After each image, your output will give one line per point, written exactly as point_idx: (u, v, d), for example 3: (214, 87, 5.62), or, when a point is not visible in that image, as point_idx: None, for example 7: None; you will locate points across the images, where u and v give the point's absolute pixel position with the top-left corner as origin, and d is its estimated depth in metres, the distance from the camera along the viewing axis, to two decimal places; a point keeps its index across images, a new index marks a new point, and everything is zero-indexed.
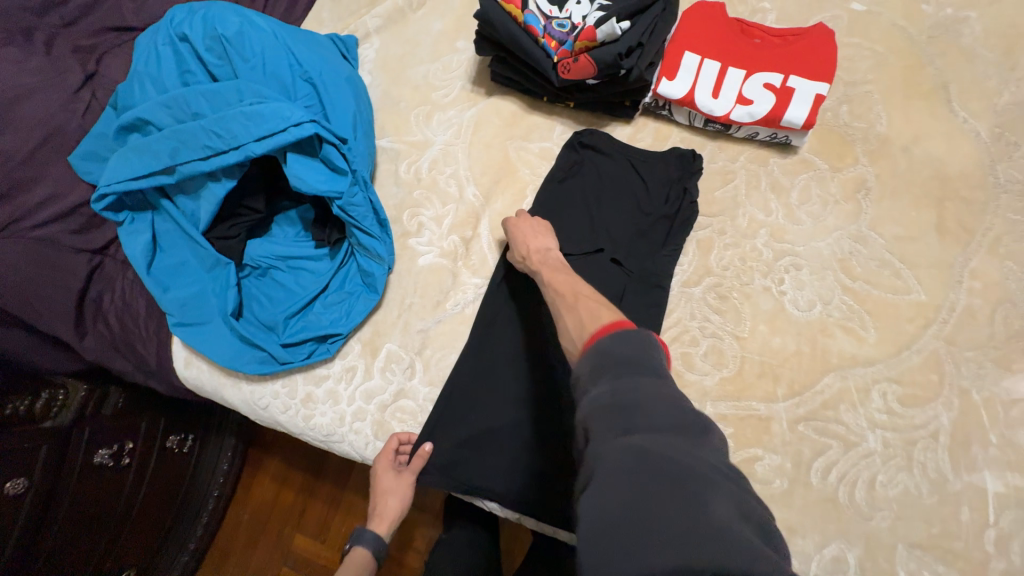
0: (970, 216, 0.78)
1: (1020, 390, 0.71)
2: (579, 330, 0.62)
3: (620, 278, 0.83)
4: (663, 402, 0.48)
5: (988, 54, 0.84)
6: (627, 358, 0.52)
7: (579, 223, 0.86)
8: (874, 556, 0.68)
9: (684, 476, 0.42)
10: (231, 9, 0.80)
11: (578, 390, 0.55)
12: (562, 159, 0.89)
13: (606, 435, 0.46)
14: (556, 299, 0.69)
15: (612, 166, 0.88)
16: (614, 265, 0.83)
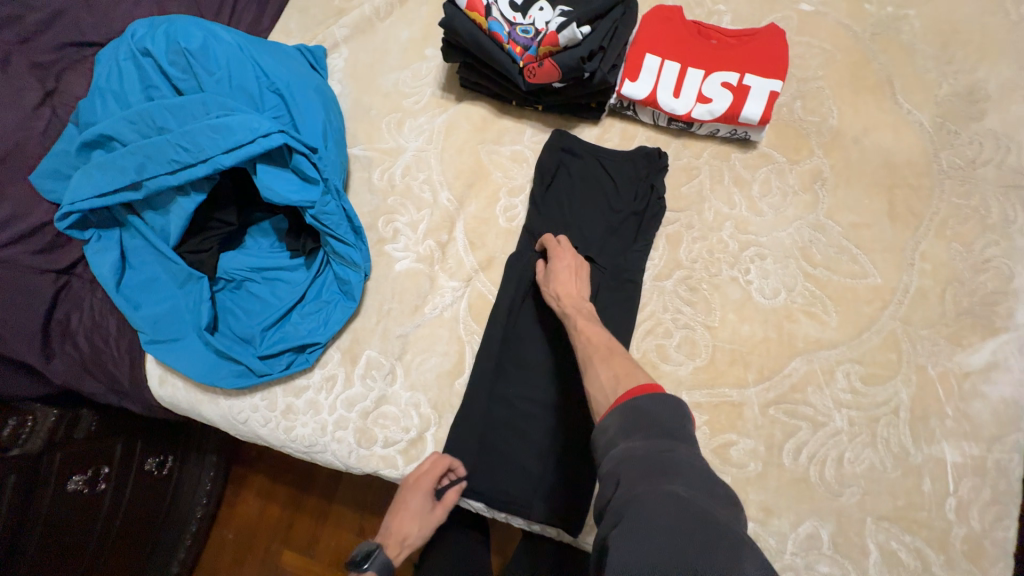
0: (918, 202, 0.83)
1: (971, 363, 0.75)
2: (608, 380, 0.65)
3: (594, 275, 0.85)
4: (696, 466, 0.50)
5: (926, 49, 0.90)
6: (659, 416, 0.55)
7: (553, 223, 0.89)
8: (846, 531, 0.71)
9: (719, 535, 0.43)
10: (194, 22, 0.80)
11: (607, 446, 0.57)
12: (543, 160, 0.90)
13: (641, 491, 0.48)
14: (588, 349, 0.70)
15: (583, 166, 0.91)
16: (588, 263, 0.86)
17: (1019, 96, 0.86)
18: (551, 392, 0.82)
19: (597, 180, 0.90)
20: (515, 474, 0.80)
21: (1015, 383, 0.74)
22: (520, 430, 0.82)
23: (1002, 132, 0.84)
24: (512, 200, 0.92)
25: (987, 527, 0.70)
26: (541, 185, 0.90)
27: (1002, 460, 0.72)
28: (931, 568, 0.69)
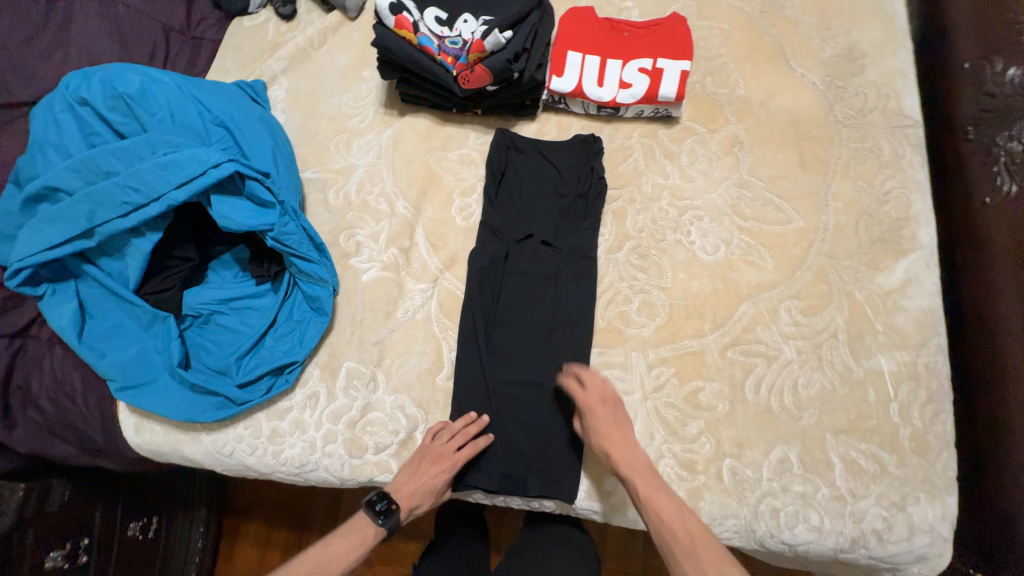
0: (823, 150, 0.94)
1: (890, 283, 0.85)
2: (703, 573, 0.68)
3: (551, 257, 0.91)
4: None
5: (808, 19, 1.02)
6: None
7: (508, 215, 0.94)
8: (811, 450, 0.78)
9: None
10: (129, 67, 0.82)
11: None
12: (491, 158, 0.96)
13: None
14: (665, 535, 0.70)
15: (528, 158, 0.97)
16: (545, 247, 0.92)
17: (890, 50, 0.98)
18: (530, 370, 0.86)
19: (543, 171, 0.96)
20: (506, 455, 0.83)
21: (929, 294, 0.84)
22: (505, 413, 0.85)
23: (881, 82, 0.97)
24: (466, 200, 0.97)
25: (928, 423, 0.79)
26: (492, 181, 0.95)
27: (930, 362, 0.81)
28: (887, 469, 0.77)
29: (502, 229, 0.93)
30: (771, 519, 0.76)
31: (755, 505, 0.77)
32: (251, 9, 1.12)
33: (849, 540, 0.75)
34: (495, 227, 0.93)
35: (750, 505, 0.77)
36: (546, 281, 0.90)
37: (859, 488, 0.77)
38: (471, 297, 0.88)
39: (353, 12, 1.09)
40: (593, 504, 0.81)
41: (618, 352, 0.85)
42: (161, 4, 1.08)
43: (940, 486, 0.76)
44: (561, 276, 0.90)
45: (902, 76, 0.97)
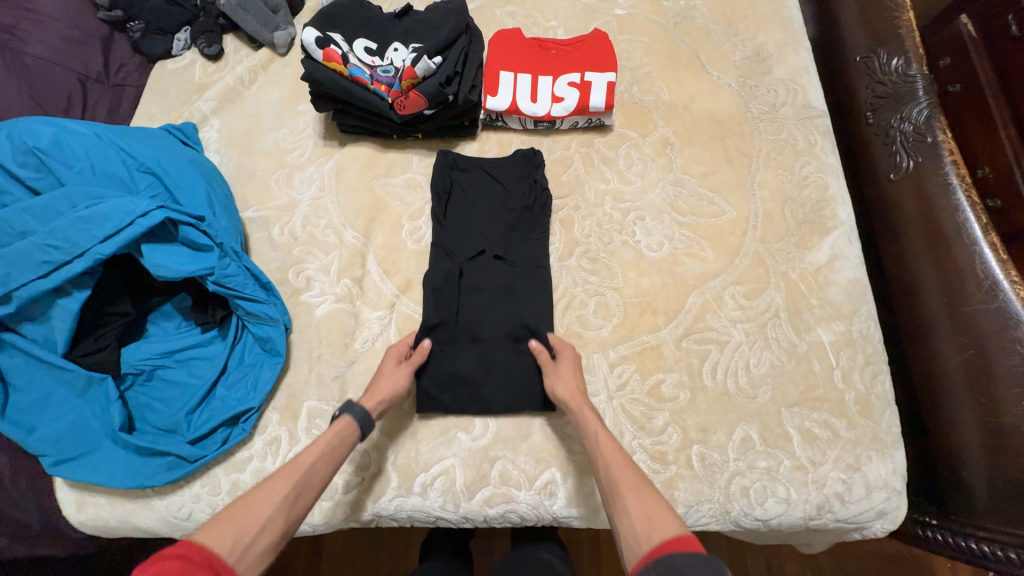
0: (745, 144, 1.01)
1: (819, 260, 0.92)
2: (640, 521, 0.61)
3: (505, 271, 0.93)
4: None
5: (717, 27, 1.11)
6: None
7: (458, 234, 0.95)
8: (770, 425, 0.82)
9: None
10: (39, 120, 0.77)
11: None
12: (436, 178, 0.97)
13: None
14: None
15: (475, 174, 0.99)
16: (498, 261, 0.93)
17: (792, 50, 1.08)
18: (496, 385, 0.85)
19: (489, 185, 0.98)
20: (480, 474, 0.82)
21: (854, 266, 0.91)
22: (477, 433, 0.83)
23: (788, 79, 1.06)
24: (415, 223, 0.97)
25: (868, 385, 0.85)
26: (439, 202, 0.96)
27: (863, 328, 0.88)
28: (839, 433, 0.82)
29: (454, 248, 0.94)
30: (743, 499, 0.79)
31: (727, 487, 0.80)
32: (174, 51, 1.11)
33: (815, 506, 0.79)
34: (447, 247, 0.94)
35: (722, 488, 0.80)
36: (503, 294, 0.91)
37: (817, 455, 0.81)
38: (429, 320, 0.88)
39: (282, 49, 1.09)
40: (575, 510, 0.81)
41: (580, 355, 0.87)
42: (74, 51, 1.03)
43: (888, 442, 0.82)
44: (517, 288, 0.91)
45: (806, 71, 1.06)
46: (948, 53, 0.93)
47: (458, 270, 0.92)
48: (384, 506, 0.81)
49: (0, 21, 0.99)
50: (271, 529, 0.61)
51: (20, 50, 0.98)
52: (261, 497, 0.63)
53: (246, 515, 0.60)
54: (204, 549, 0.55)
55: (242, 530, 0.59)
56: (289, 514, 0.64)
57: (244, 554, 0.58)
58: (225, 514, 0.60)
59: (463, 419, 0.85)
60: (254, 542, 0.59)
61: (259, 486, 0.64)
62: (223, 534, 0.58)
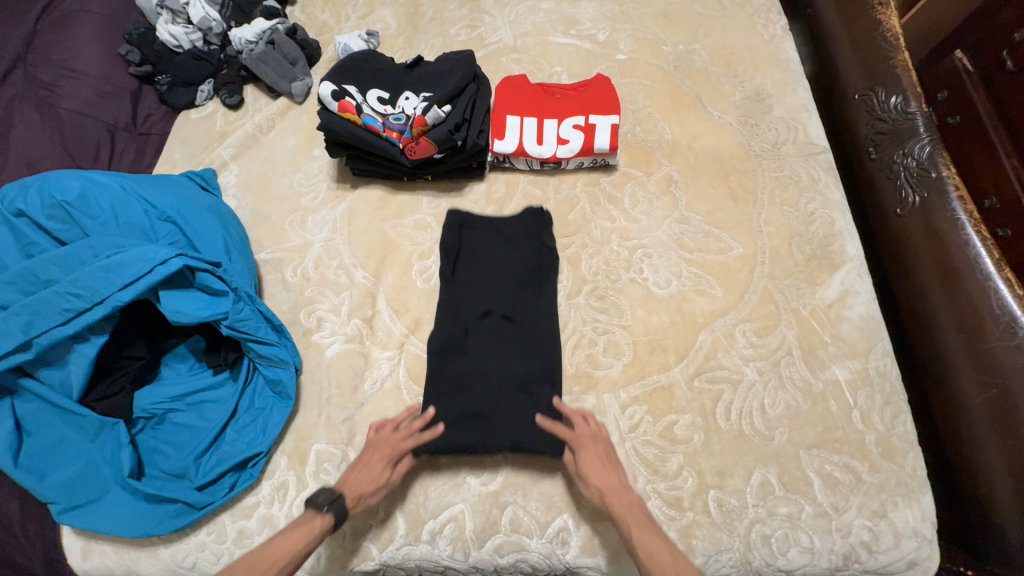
0: (749, 181, 1.02)
1: (829, 296, 0.91)
2: None
3: (513, 333, 0.92)
4: None
5: (716, 69, 1.14)
6: None
7: (466, 292, 0.96)
8: (789, 469, 0.80)
9: None
10: (68, 174, 0.80)
11: None
12: (446, 238, 0.99)
13: None
14: None
15: (485, 233, 1.00)
16: (506, 321, 0.93)
17: (791, 89, 1.11)
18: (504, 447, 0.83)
19: (499, 242, 1.00)
20: (491, 521, 0.80)
21: (866, 302, 0.90)
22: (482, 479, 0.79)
23: (788, 118, 1.08)
24: (424, 262, 0.99)
25: (889, 426, 0.82)
26: (447, 262, 0.97)
27: (880, 366, 0.86)
28: (861, 478, 0.79)
29: (462, 306, 0.94)
30: (764, 547, 0.76)
31: (747, 535, 0.77)
32: (197, 101, 1.17)
33: (841, 557, 0.75)
34: (455, 305, 0.94)
35: (742, 536, 0.76)
36: (512, 353, 0.90)
37: (840, 501, 0.78)
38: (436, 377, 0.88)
39: (299, 97, 1.14)
40: (588, 558, 0.78)
41: (591, 396, 0.86)
42: (105, 104, 1.09)
43: (914, 487, 0.79)
44: (526, 348, 0.91)
45: (805, 110, 1.09)
46: (945, 87, 0.96)
47: (465, 330, 0.92)
48: (391, 556, 0.79)
49: (39, 78, 1.06)
50: None
51: (56, 105, 1.05)
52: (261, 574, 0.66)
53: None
54: None
55: None
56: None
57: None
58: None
59: (472, 462, 0.84)
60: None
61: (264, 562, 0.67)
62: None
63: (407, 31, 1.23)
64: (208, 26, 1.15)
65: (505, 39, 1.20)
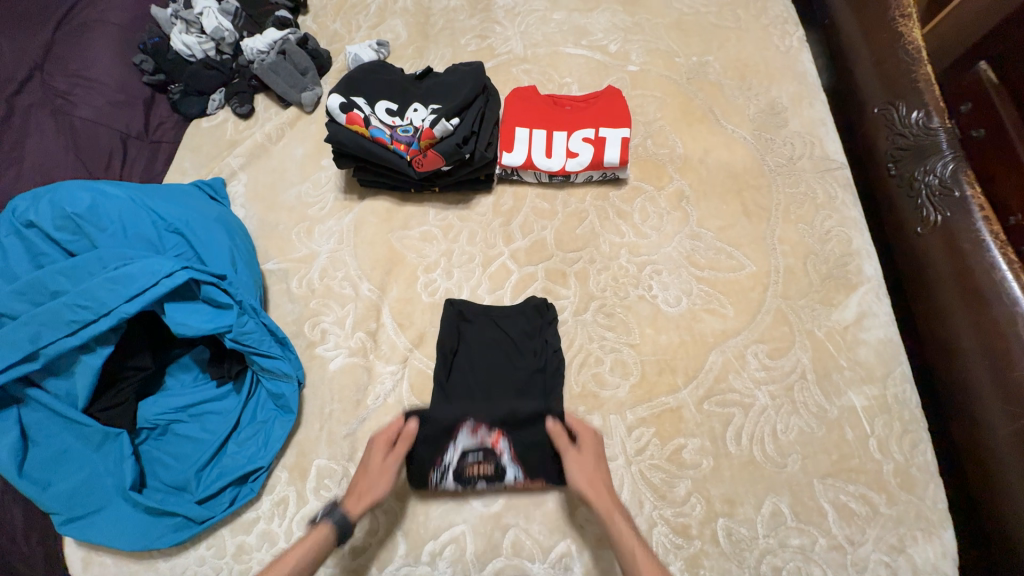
0: (763, 197, 1.00)
1: (846, 317, 0.88)
2: None
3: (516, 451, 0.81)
4: None
5: (730, 82, 1.12)
6: None
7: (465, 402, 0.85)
8: (802, 499, 0.77)
9: None
10: (78, 185, 0.81)
11: None
12: (443, 332, 0.91)
13: None
14: None
15: (483, 322, 0.92)
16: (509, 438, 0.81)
17: (807, 103, 1.08)
18: (492, 480, 0.80)
19: (499, 333, 0.91)
20: (492, 544, 0.78)
21: (885, 325, 0.87)
22: (484, 437, 0.81)
23: (804, 132, 1.05)
24: (430, 275, 0.98)
25: (909, 456, 0.79)
26: (443, 363, 0.88)
27: (898, 392, 0.83)
28: (878, 510, 0.76)
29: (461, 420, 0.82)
30: None
31: (756, 567, 0.74)
32: (209, 111, 1.18)
33: None
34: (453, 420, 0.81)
35: (752, 568, 0.74)
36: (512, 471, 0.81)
37: (855, 534, 0.75)
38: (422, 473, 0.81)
39: (308, 107, 1.14)
40: None
41: (596, 415, 0.84)
42: (118, 113, 1.10)
43: (934, 521, 0.75)
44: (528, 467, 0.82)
45: (822, 124, 1.06)
46: (968, 98, 0.91)
47: (457, 440, 0.81)
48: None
49: (55, 87, 1.08)
50: None
51: (71, 113, 1.06)
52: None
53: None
54: None
55: None
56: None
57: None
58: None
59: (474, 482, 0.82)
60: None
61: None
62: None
63: (417, 41, 1.23)
64: (220, 35, 1.16)
65: (515, 49, 1.20)
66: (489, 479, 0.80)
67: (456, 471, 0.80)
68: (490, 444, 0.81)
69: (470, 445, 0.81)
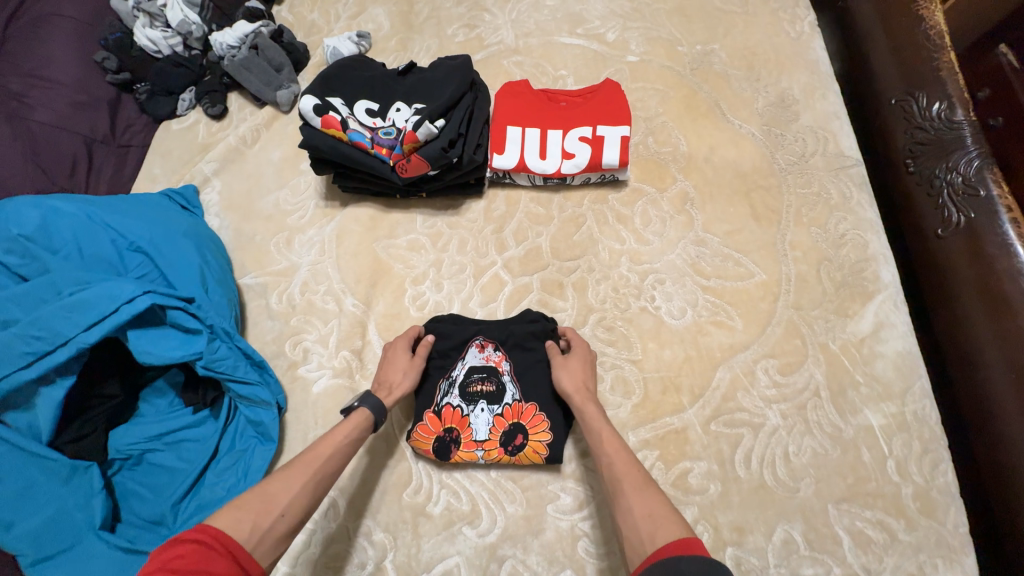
0: (772, 199, 0.93)
1: (862, 329, 0.83)
2: (643, 520, 0.55)
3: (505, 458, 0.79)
4: None
5: (737, 72, 1.05)
6: None
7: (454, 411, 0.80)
8: (815, 526, 0.73)
9: None
10: (27, 202, 0.74)
11: None
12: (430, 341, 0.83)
13: None
14: None
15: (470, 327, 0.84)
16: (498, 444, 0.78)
17: (820, 94, 1.01)
18: (493, 400, 0.80)
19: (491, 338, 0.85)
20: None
21: (903, 336, 0.82)
22: (491, 359, 0.83)
23: (817, 126, 0.98)
24: (418, 288, 0.92)
25: (929, 478, 0.74)
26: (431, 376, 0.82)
27: (918, 410, 0.78)
28: (897, 537, 0.72)
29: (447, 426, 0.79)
30: None
31: None
32: (180, 111, 1.11)
33: None
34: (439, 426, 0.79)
35: None
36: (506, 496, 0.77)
37: (873, 563, 0.71)
38: (414, 448, 0.80)
39: (285, 106, 1.07)
40: None
41: None
42: (79, 115, 1.02)
43: (955, 547, 0.71)
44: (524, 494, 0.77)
45: (836, 117, 0.99)
46: (987, 83, 0.87)
47: (465, 358, 0.83)
48: None
49: (8, 88, 0.99)
50: (291, 514, 0.58)
51: (27, 117, 0.97)
52: (280, 485, 0.60)
53: (264, 500, 0.58)
54: (213, 531, 0.52)
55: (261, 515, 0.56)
56: (309, 500, 0.62)
57: (264, 537, 0.55)
58: (243, 498, 0.57)
59: (468, 511, 0.77)
60: (273, 527, 0.56)
61: (277, 474, 0.62)
62: (242, 519, 0.55)
63: (401, 32, 1.14)
64: (187, 29, 1.08)
65: (506, 39, 1.11)
66: (491, 397, 0.80)
67: (461, 385, 0.81)
68: (495, 363, 0.82)
69: (477, 364, 0.82)
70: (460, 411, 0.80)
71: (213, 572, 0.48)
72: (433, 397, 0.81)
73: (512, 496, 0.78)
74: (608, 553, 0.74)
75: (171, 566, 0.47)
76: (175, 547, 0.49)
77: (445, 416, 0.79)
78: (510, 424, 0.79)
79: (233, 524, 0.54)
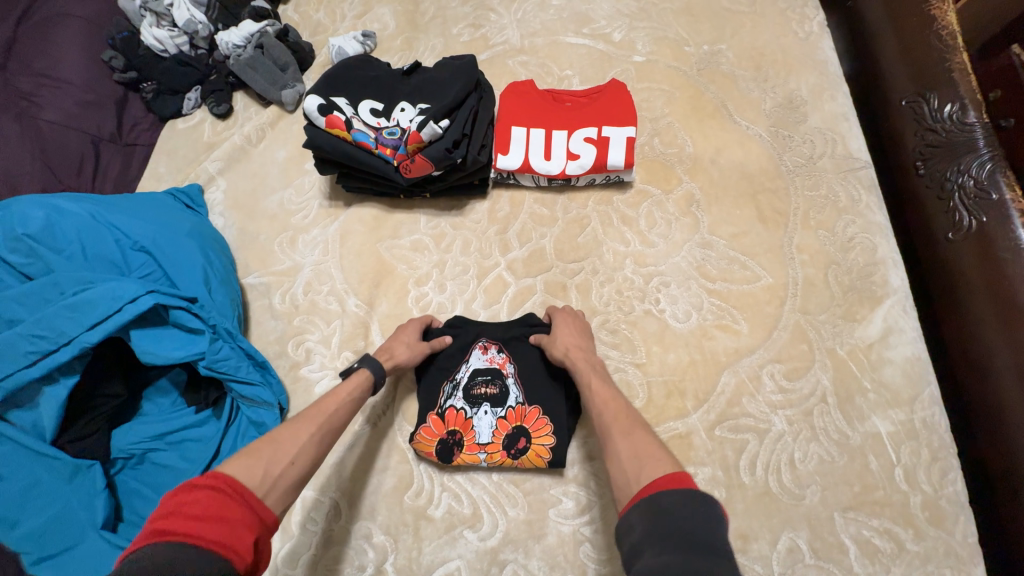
0: (779, 201, 0.92)
1: (870, 334, 0.82)
2: (630, 462, 0.55)
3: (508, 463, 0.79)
4: None
5: (744, 73, 1.03)
6: None
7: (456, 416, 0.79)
8: (821, 534, 0.72)
9: None
10: (33, 201, 0.75)
11: None
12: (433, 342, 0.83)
13: None
14: None
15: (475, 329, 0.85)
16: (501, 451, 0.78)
17: (828, 96, 1.00)
18: (496, 403, 0.80)
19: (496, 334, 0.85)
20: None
21: (912, 342, 0.81)
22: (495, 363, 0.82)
23: (825, 128, 0.97)
24: (421, 288, 0.92)
25: (937, 487, 0.73)
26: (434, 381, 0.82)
27: (927, 417, 0.76)
28: (905, 546, 0.71)
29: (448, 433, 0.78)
30: None
31: None
32: (185, 110, 1.11)
33: None
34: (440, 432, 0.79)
35: None
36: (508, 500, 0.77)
37: (879, 573, 0.70)
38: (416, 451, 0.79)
39: (290, 106, 1.07)
40: None
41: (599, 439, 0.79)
42: (87, 114, 1.02)
43: (964, 558, 0.70)
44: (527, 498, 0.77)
45: (845, 119, 0.97)
46: (997, 86, 0.85)
47: (469, 361, 0.83)
48: None
49: (17, 87, 1.00)
50: (299, 465, 0.59)
51: (36, 116, 0.98)
52: (289, 433, 0.61)
53: (274, 449, 0.59)
54: (224, 478, 0.52)
55: (271, 464, 0.57)
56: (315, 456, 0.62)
57: (275, 485, 0.56)
58: (253, 448, 0.58)
59: (469, 514, 0.77)
60: (284, 473, 0.57)
61: (285, 427, 0.63)
62: (252, 466, 0.55)
63: (406, 31, 1.14)
64: (194, 28, 1.08)
65: (511, 39, 1.11)
66: (495, 400, 0.80)
67: (466, 387, 0.81)
68: (498, 365, 0.82)
69: (481, 366, 0.82)
70: (463, 414, 0.79)
71: (228, 518, 0.49)
72: (436, 399, 0.81)
73: (514, 500, 0.77)
74: (610, 558, 0.73)
75: (182, 512, 0.47)
76: (186, 493, 0.49)
77: (448, 418, 0.79)
78: (514, 428, 0.78)
79: (243, 469, 0.55)
